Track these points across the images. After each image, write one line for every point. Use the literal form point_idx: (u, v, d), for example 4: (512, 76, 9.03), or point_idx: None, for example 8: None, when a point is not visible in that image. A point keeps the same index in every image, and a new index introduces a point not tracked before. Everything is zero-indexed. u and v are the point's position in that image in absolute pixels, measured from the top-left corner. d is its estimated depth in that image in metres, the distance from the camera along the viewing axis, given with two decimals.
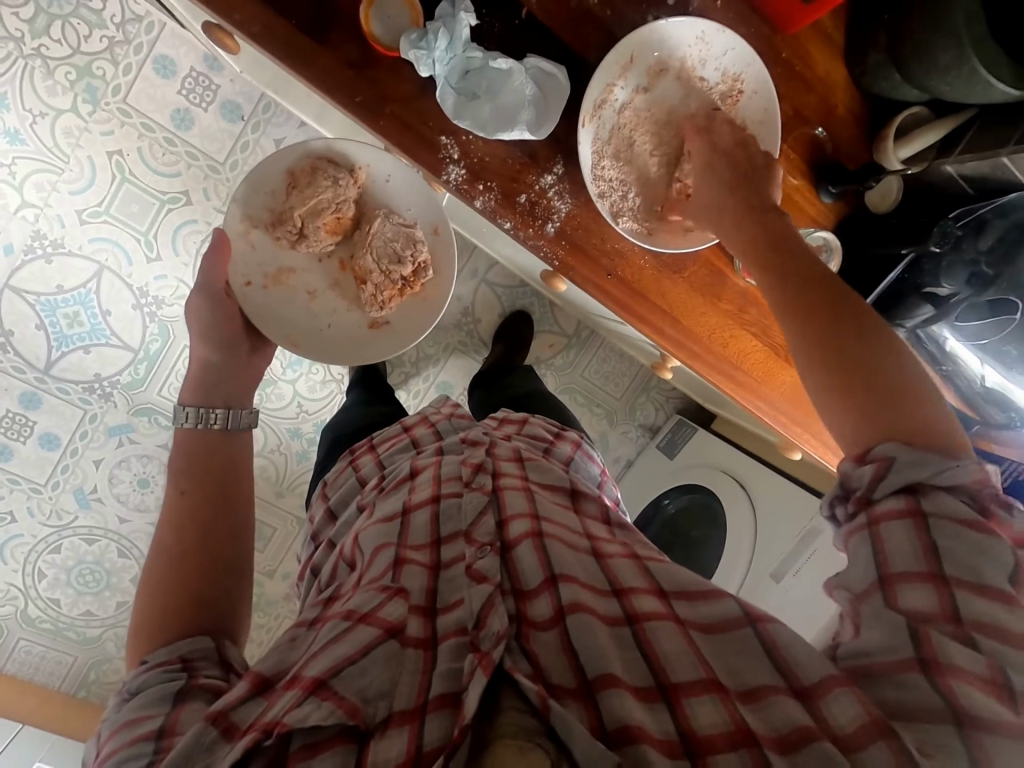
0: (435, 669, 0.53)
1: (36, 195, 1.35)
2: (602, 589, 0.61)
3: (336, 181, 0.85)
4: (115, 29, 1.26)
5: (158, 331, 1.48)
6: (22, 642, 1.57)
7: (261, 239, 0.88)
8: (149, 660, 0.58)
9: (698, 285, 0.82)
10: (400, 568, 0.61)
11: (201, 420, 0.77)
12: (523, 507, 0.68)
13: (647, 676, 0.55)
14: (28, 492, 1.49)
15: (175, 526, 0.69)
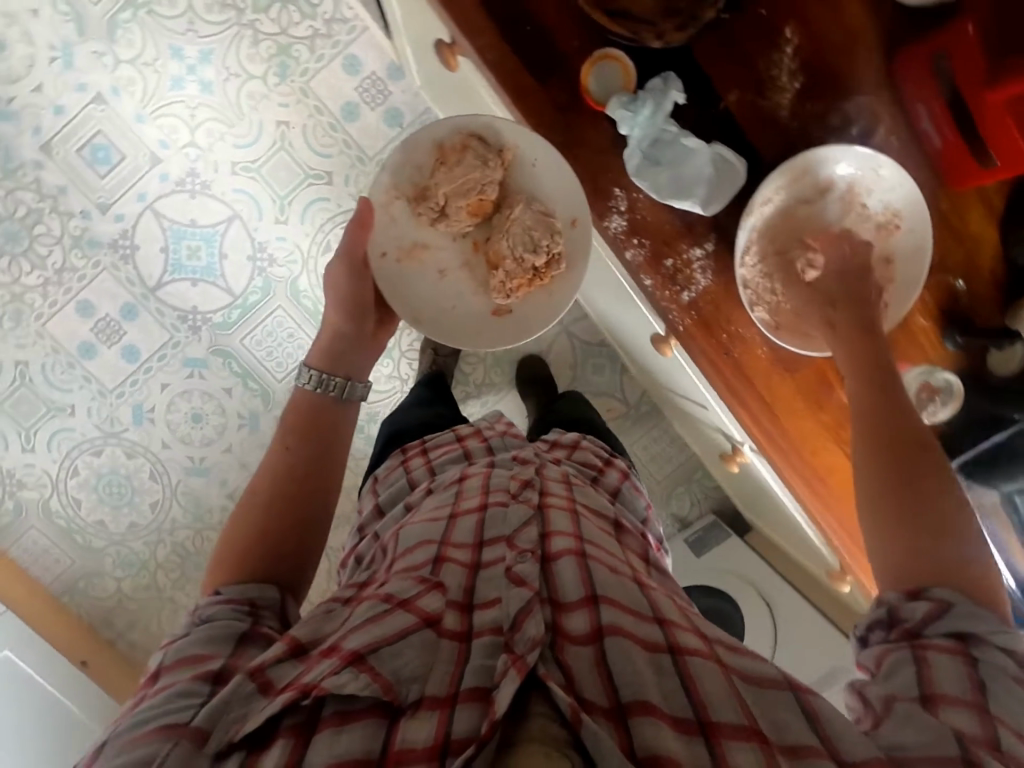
0: (467, 663, 0.56)
1: (204, 139, 1.48)
2: (642, 612, 0.63)
3: (485, 160, 0.87)
4: (322, 23, 1.44)
5: (261, 285, 1.57)
6: (33, 530, 1.61)
7: (401, 213, 0.93)
8: (221, 595, 0.66)
9: (803, 389, 0.83)
10: (440, 564, 0.67)
11: (320, 384, 0.83)
12: (568, 528, 0.72)
13: (687, 709, 0.54)
14: (94, 393, 1.57)
15: (270, 477, 0.76)
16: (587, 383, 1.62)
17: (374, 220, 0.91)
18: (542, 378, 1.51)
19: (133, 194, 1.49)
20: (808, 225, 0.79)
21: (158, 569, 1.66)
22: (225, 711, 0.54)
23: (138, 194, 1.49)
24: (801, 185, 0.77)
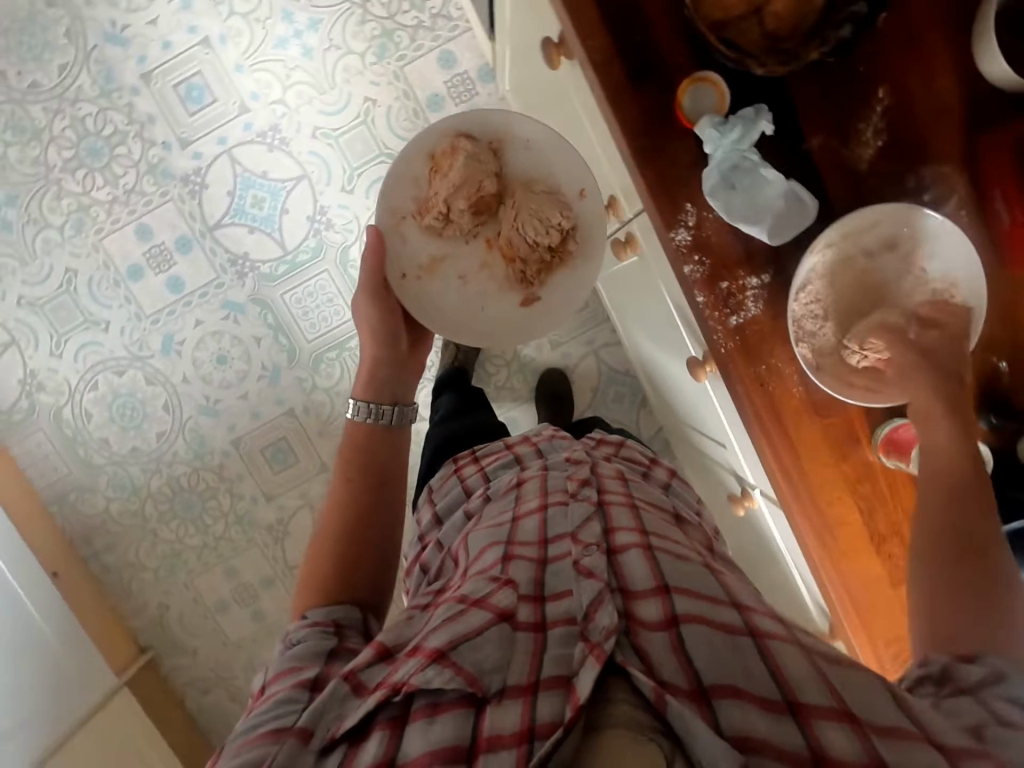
0: (545, 652, 0.59)
1: (293, 99, 1.55)
2: (715, 597, 0.65)
3: (477, 157, 0.94)
4: (428, 17, 1.51)
5: (313, 246, 1.61)
6: (41, 433, 1.64)
7: (410, 231, 0.97)
8: (308, 618, 0.74)
9: (830, 437, 0.82)
10: (509, 562, 0.70)
11: (373, 414, 0.92)
12: (630, 524, 0.75)
13: (775, 690, 0.56)
14: (131, 315, 1.61)
15: (337, 508, 0.87)
16: (605, 409, 1.63)
17: (388, 246, 0.95)
18: (561, 396, 1.53)
19: (215, 136, 1.55)
20: (868, 275, 0.78)
21: (148, 498, 1.67)
22: (323, 711, 0.59)
23: (220, 137, 1.55)
24: (866, 234, 0.77)
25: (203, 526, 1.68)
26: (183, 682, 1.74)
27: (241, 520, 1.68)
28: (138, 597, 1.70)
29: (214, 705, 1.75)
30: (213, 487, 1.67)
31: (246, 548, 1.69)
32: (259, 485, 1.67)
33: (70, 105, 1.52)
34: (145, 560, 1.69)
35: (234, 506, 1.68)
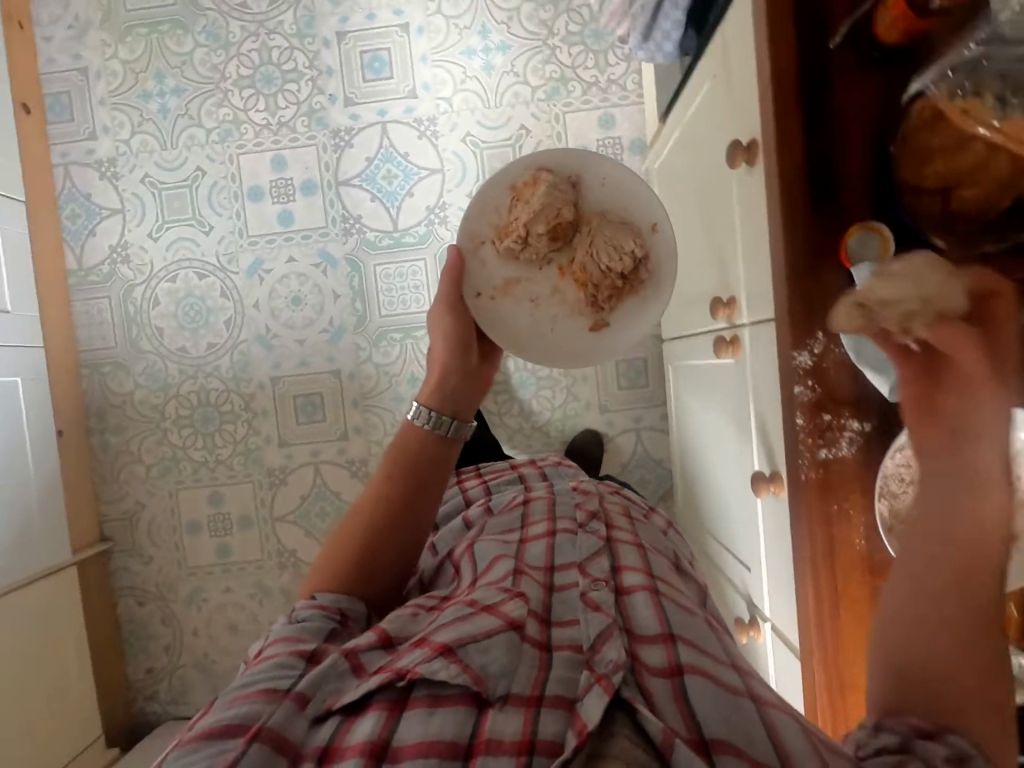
0: (550, 674, 0.61)
1: (457, 103, 1.64)
2: (714, 648, 0.66)
3: (559, 189, 0.93)
4: (604, 79, 1.60)
5: (421, 234, 1.66)
6: (107, 302, 1.69)
7: (489, 253, 0.94)
8: (315, 599, 0.75)
9: (874, 598, 0.78)
10: (519, 578, 0.74)
11: (432, 422, 0.87)
12: (636, 565, 0.79)
13: (768, 754, 0.53)
14: (235, 229, 1.67)
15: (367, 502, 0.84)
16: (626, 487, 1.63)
17: (465, 266, 0.92)
18: (590, 458, 1.54)
19: (376, 107, 1.65)
20: None
21: (174, 400, 1.69)
22: (323, 680, 0.60)
23: (381, 109, 1.65)
24: None
25: (211, 446, 1.69)
26: (125, 586, 1.71)
27: (247, 454, 1.69)
28: (122, 487, 1.70)
29: (144, 619, 1.72)
30: (236, 413, 1.68)
31: (241, 483, 1.69)
32: (279, 428, 1.68)
33: (265, 34, 1.64)
34: (144, 455, 1.70)
35: (247, 439, 1.69)
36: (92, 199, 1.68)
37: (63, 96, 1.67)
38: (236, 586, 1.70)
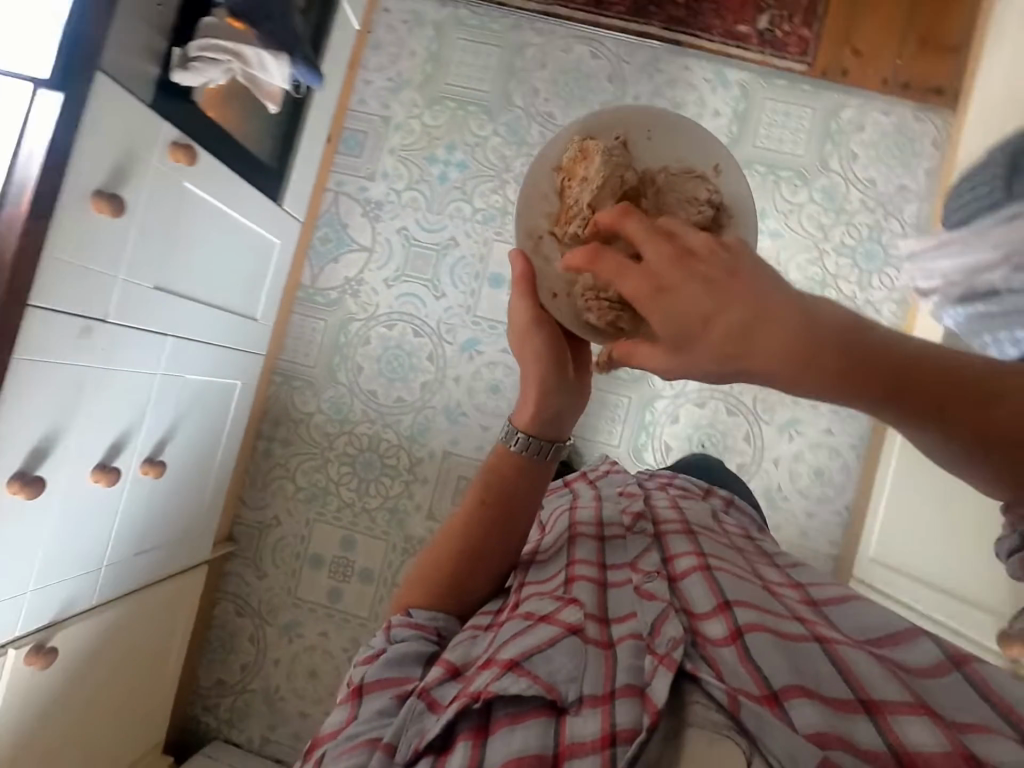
0: (618, 663, 0.60)
1: None
2: (782, 617, 0.66)
3: (615, 154, 0.61)
4: (861, 297, 1.61)
5: (634, 374, 1.64)
6: (323, 325, 1.75)
7: (551, 244, 0.64)
8: (411, 618, 0.72)
9: None
10: (571, 584, 0.71)
11: (534, 450, 0.76)
12: (688, 549, 0.78)
13: (846, 689, 0.56)
14: (464, 305, 1.73)
15: (457, 527, 0.76)
16: None
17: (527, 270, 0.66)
18: None
19: None
20: None
21: (346, 435, 1.73)
22: (403, 725, 0.58)
23: None
24: None
25: (362, 491, 1.71)
26: (229, 590, 1.72)
27: (394, 512, 1.70)
28: (267, 497, 1.73)
29: (234, 629, 1.71)
30: (398, 469, 1.71)
31: (377, 537, 1.70)
32: (433, 499, 1.70)
33: None
34: (298, 475, 1.73)
35: (398, 497, 1.71)
36: (346, 230, 1.77)
37: (359, 133, 1.78)
38: (332, 633, 1.69)
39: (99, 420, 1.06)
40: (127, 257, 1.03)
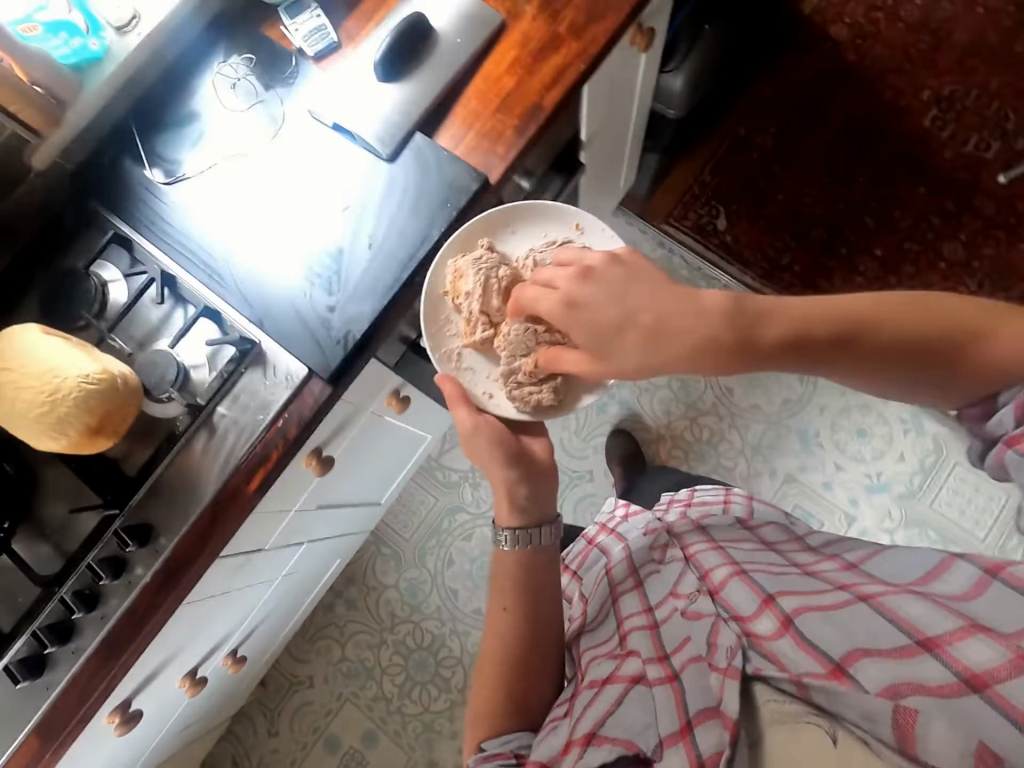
0: (685, 694, 0.72)
1: None
2: (823, 590, 0.76)
3: (485, 255, 0.90)
4: None
5: None
6: (432, 504, 1.71)
7: (474, 358, 0.94)
8: (485, 750, 0.79)
9: None
10: (627, 639, 0.83)
11: (528, 539, 0.90)
12: (720, 560, 0.85)
13: (903, 636, 0.66)
14: None
15: (495, 634, 0.87)
16: None
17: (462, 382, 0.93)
18: None
19: None
20: None
21: (411, 624, 1.65)
22: None
23: None
24: None
25: (405, 690, 1.61)
26: (235, 733, 1.63)
27: (427, 729, 1.59)
28: (310, 653, 1.65)
29: None
30: (449, 684, 1.61)
31: (400, 747, 1.58)
32: None
33: (726, 423, 1.65)
34: (349, 645, 1.65)
35: (437, 715, 1.59)
36: None
37: None
38: None
39: (213, 631, 1.02)
40: (305, 494, 1.01)
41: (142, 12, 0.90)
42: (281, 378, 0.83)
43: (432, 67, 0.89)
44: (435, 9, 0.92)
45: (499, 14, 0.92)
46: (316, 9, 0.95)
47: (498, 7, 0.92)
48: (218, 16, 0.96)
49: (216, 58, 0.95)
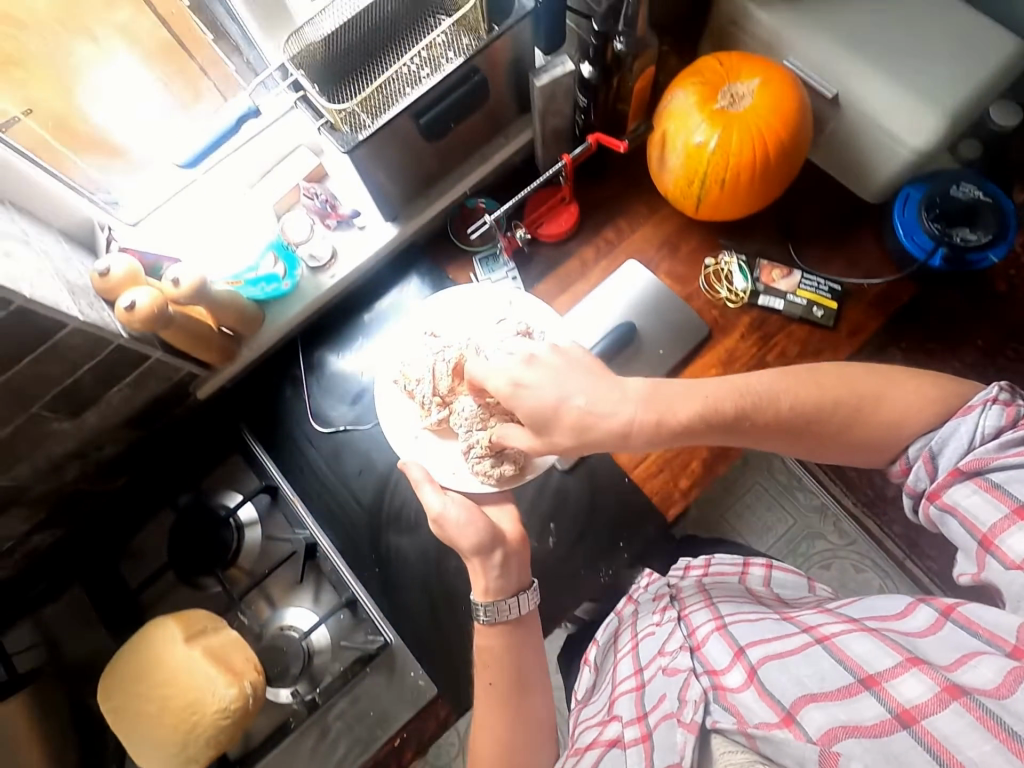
0: (654, 751, 0.52)
1: None
2: (789, 629, 0.55)
3: (435, 344, 0.78)
4: None
5: None
6: None
7: (427, 436, 0.79)
8: None
9: None
10: (619, 701, 0.61)
11: (491, 608, 0.67)
12: (707, 615, 0.63)
13: (846, 674, 0.47)
14: None
15: (483, 720, 0.65)
16: None
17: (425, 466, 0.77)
18: None
19: None
20: None
21: None
22: None
23: None
24: None
25: None
26: None
27: None
28: None
29: None
30: None
31: None
32: None
33: None
34: None
35: None
36: None
37: None
38: None
39: None
40: None
41: (339, 250, 0.85)
42: (407, 692, 0.77)
43: (622, 376, 0.84)
44: (639, 305, 0.86)
45: (706, 323, 0.86)
46: (512, 269, 0.89)
47: (705, 313, 0.87)
48: (409, 249, 0.91)
49: (398, 293, 0.90)
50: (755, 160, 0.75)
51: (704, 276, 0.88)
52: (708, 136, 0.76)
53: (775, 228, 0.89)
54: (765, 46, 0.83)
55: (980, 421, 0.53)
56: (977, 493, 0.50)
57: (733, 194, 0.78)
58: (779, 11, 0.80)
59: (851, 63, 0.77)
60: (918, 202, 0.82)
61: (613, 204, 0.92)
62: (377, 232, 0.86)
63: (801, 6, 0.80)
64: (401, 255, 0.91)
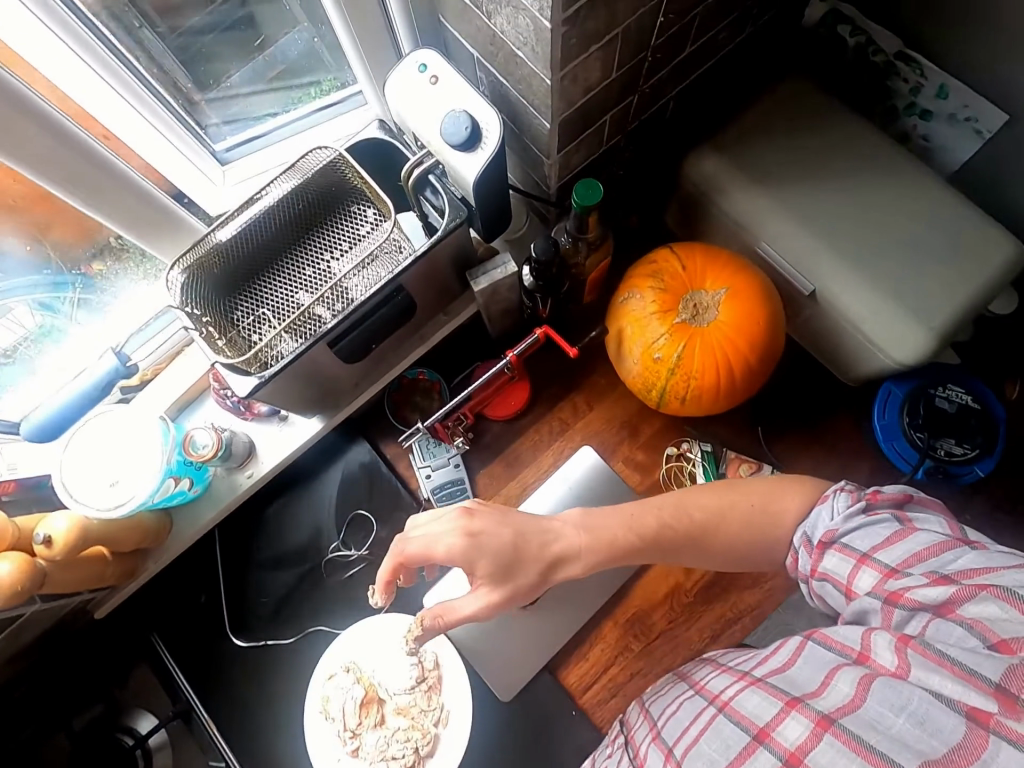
0: None
1: None
2: (691, 702, 0.48)
3: (345, 679, 0.71)
4: None
5: None
6: None
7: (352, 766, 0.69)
8: None
9: None
10: None
11: None
12: (648, 724, 0.51)
13: (735, 733, 0.42)
14: None
15: None
16: None
17: None
18: None
19: None
20: None
21: None
22: None
23: None
24: None
25: None
26: None
27: None
28: None
29: None
30: None
31: None
32: None
33: None
34: None
35: None
36: None
37: None
38: None
39: None
40: None
41: (258, 443, 0.77)
42: None
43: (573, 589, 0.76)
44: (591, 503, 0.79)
45: None
46: (455, 456, 0.80)
47: None
48: (337, 431, 0.81)
49: (324, 481, 0.80)
50: (722, 377, 0.67)
51: (666, 468, 0.80)
52: (672, 347, 0.66)
53: (744, 414, 0.81)
54: (736, 227, 0.74)
55: (833, 506, 0.49)
56: (835, 556, 0.47)
57: (694, 409, 0.70)
58: (751, 195, 0.71)
59: (830, 262, 0.69)
60: (900, 402, 0.74)
61: (567, 378, 0.83)
62: (298, 428, 0.77)
63: (776, 191, 0.71)
64: (332, 435, 0.81)
